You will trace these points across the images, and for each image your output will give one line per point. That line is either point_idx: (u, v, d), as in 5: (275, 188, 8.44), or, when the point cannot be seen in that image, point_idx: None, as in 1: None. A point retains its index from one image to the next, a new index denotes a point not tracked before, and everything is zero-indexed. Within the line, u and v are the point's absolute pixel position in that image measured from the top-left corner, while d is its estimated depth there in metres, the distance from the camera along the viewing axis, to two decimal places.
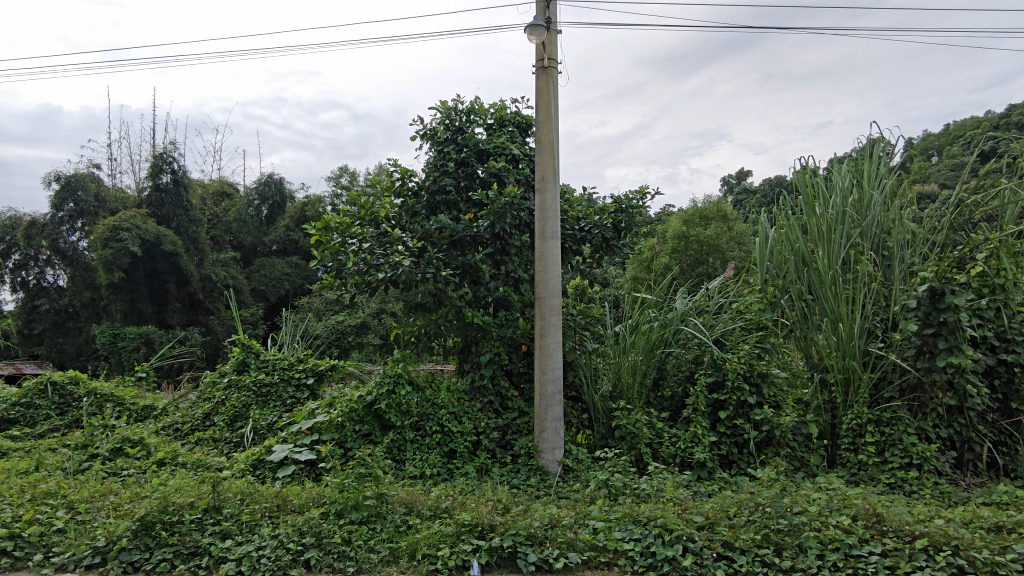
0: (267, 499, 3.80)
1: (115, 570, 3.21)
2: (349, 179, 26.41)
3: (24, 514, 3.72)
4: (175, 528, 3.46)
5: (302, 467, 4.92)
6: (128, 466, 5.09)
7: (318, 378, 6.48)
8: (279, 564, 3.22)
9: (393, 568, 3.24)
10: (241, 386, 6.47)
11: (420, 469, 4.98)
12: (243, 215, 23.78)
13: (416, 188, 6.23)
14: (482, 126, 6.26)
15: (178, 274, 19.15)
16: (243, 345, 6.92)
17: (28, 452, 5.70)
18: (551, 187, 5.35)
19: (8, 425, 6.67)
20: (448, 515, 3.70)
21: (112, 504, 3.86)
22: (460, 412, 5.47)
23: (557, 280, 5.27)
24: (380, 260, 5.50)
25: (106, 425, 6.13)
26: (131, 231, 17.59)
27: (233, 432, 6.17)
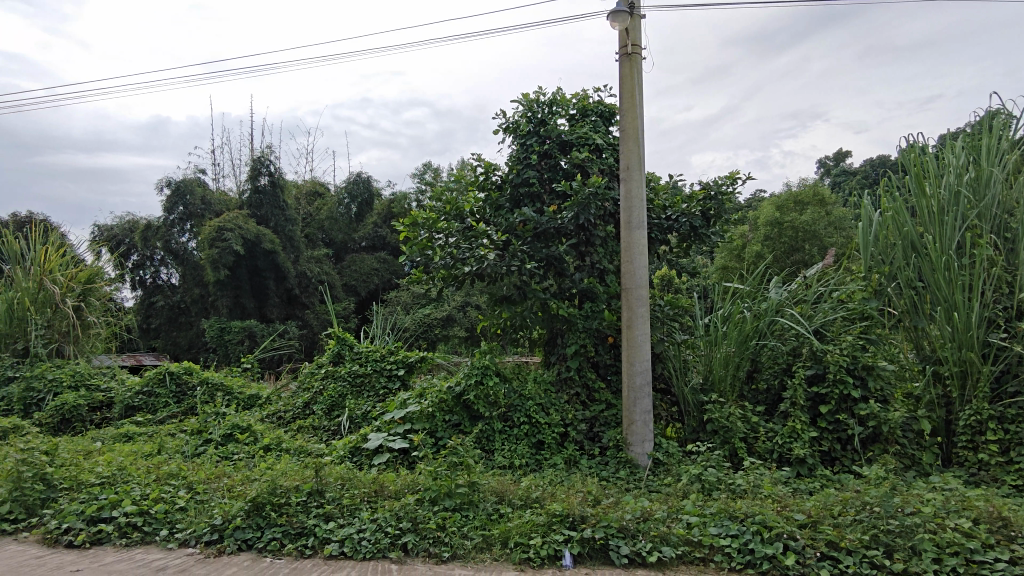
0: (365, 485, 3.98)
1: (231, 547, 3.44)
2: (434, 174, 27.02)
3: (151, 492, 4.06)
4: (283, 509, 3.67)
5: (396, 455, 5.09)
6: (239, 452, 5.45)
7: (408, 369, 6.69)
8: (378, 546, 3.36)
9: (487, 555, 3.31)
10: (338, 376, 6.78)
11: (509, 460, 5.05)
12: (335, 214, 24.83)
13: (500, 182, 6.29)
14: (564, 117, 6.24)
15: (277, 271, 20.26)
16: (338, 338, 7.24)
17: (151, 437, 6.21)
18: (636, 176, 5.25)
19: (133, 411, 7.30)
20: (539, 505, 3.75)
21: (227, 486, 4.16)
22: (547, 404, 5.51)
23: (644, 270, 5.17)
24: (466, 254, 5.63)
25: (218, 412, 6.58)
26: (234, 231, 18.75)
27: (330, 420, 6.47)
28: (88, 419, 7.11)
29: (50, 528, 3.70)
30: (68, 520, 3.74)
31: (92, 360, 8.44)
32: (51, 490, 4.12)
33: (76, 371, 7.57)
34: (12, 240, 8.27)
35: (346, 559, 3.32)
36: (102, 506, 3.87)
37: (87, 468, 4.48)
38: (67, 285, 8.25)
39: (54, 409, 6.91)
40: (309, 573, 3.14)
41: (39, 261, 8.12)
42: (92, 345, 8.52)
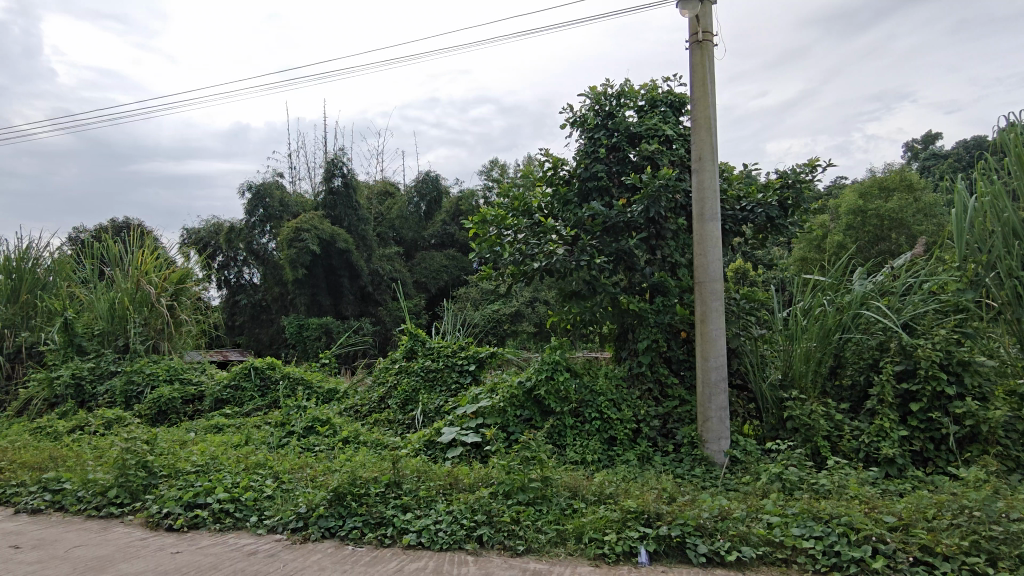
0: (440, 478, 4.07)
1: (316, 534, 3.60)
2: (501, 171, 27.16)
3: (241, 481, 4.29)
4: (363, 499, 3.80)
5: (469, 449, 5.17)
6: (320, 443, 5.68)
7: (479, 364, 6.78)
8: (454, 538, 3.43)
9: (561, 550, 3.32)
10: (411, 371, 6.96)
11: (581, 456, 5.04)
12: (405, 212, 25.39)
13: (568, 176, 6.26)
14: (633, 109, 6.15)
15: (352, 269, 20.91)
16: (410, 333, 7.42)
17: (238, 429, 6.55)
18: (709, 166, 5.11)
19: (222, 404, 7.72)
20: (613, 501, 3.74)
21: (310, 476, 4.35)
22: (619, 399, 5.47)
23: (718, 263, 5.04)
24: (535, 250, 5.65)
25: (299, 405, 6.87)
26: (311, 232, 19.49)
27: (404, 414, 6.64)
28: (182, 411, 7.56)
29: (152, 512, 3.97)
30: (168, 505, 4.01)
31: (184, 355, 8.97)
32: (152, 477, 4.41)
33: (170, 365, 8.06)
34: (112, 244, 8.93)
35: (424, 549, 3.41)
36: (198, 493, 4.12)
37: (183, 457, 4.78)
38: (161, 286, 8.81)
39: (152, 402, 7.40)
40: (389, 561, 3.24)
41: (136, 263, 8.73)
42: (185, 341, 9.05)
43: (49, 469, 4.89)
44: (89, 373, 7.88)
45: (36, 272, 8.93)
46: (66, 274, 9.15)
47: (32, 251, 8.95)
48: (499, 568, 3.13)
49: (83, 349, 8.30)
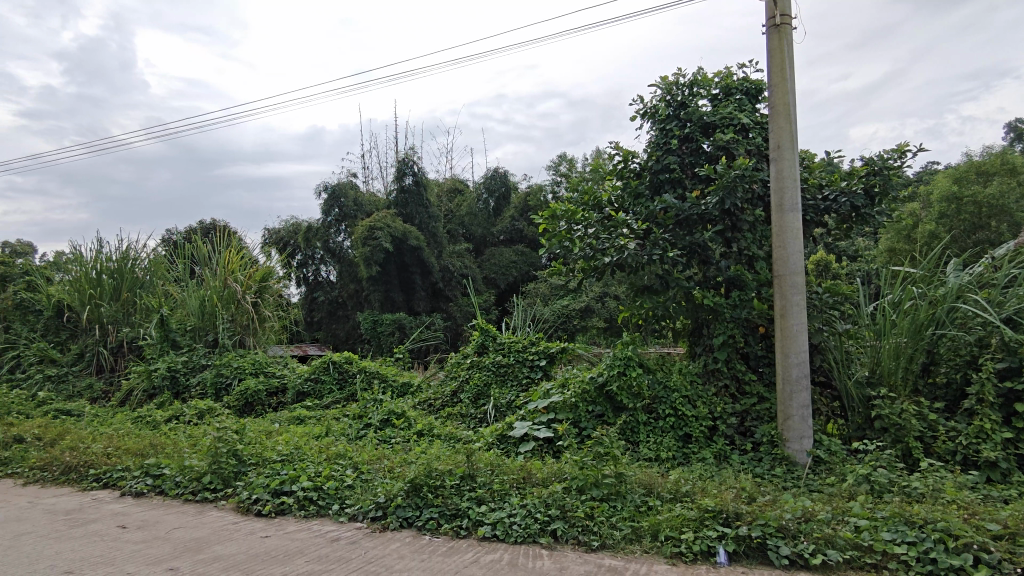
0: (513, 471, 4.11)
1: (394, 523, 3.70)
2: (569, 165, 27.03)
3: (323, 470, 4.47)
4: (439, 491, 3.88)
5: (541, 444, 5.18)
6: (396, 436, 5.84)
7: (550, 360, 6.80)
8: (529, 531, 3.45)
9: (636, 547, 3.28)
10: (482, 366, 7.04)
11: (655, 453, 4.97)
12: (473, 209, 25.71)
13: (639, 169, 6.16)
14: (706, 98, 5.99)
15: (423, 266, 21.35)
16: (481, 329, 7.51)
17: (319, 420, 6.82)
18: (788, 155, 4.92)
19: (303, 396, 8.04)
20: (689, 499, 3.68)
21: (388, 467, 4.49)
22: (694, 396, 5.36)
23: (799, 255, 4.84)
24: (606, 244, 5.60)
25: (376, 398, 7.09)
26: (384, 230, 20.02)
27: (477, 408, 6.71)
28: (267, 403, 7.94)
29: (242, 498, 4.20)
30: (256, 491, 4.23)
31: (268, 349, 9.42)
32: (242, 465, 4.67)
33: (256, 359, 8.48)
34: (201, 244, 9.49)
35: (499, 541, 3.45)
36: (284, 481, 4.33)
37: (269, 446, 5.03)
38: (246, 283, 9.27)
39: (240, 394, 7.81)
40: (465, 552, 3.30)
41: (223, 263, 9.22)
42: (269, 336, 9.50)
43: (150, 455, 5.25)
44: (183, 366, 8.39)
45: (135, 272, 9.58)
46: (161, 273, 9.77)
47: (131, 252, 9.60)
48: (573, 563, 3.13)
49: (177, 343, 8.84)
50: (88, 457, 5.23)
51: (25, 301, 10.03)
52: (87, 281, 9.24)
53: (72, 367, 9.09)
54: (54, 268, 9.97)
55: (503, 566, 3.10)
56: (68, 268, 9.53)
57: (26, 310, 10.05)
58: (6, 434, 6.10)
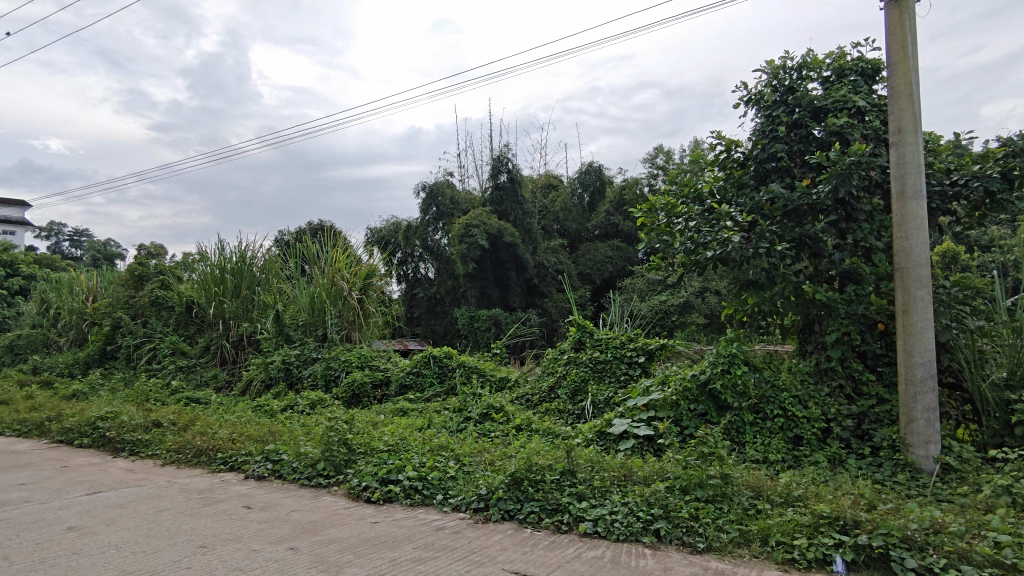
0: (614, 468, 4.09)
1: (496, 515, 3.77)
2: (666, 157, 26.37)
3: (427, 461, 4.63)
4: (540, 485, 3.92)
5: (641, 442, 5.09)
6: (495, 430, 5.94)
7: (649, 357, 6.70)
8: (631, 529, 3.42)
9: (745, 551, 3.16)
10: (580, 362, 7.02)
11: (763, 454, 4.77)
12: (568, 204, 25.67)
13: (743, 158, 5.92)
14: (817, 81, 5.67)
15: (518, 262, 21.55)
16: (578, 325, 7.49)
17: (421, 413, 7.05)
18: (911, 139, 4.56)
19: (406, 389, 8.35)
20: (802, 504, 3.51)
21: (489, 460, 4.60)
22: (805, 396, 5.11)
23: (924, 246, 4.49)
24: (708, 238, 5.41)
25: (475, 393, 7.23)
26: (480, 227, 20.40)
27: (574, 404, 6.66)
28: (372, 395, 8.30)
29: (353, 484, 4.43)
30: (366, 479, 4.44)
31: (372, 344, 9.73)
32: (352, 453, 4.93)
33: (362, 353, 8.88)
34: (311, 244, 10.12)
35: (600, 538, 3.43)
36: (391, 470, 4.52)
37: (376, 436, 5.27)
38: (352, 280, 9.76)
39: (347, 386, 8.22)
40: (567, 547, 3.31)
41: (331, 261, 9.81)
42: (372, 331, 9.83)
43: (269, 441, 5.63)
44: (296, 359, 8.92)
45: (253, 270, 10.30)
46: (275, 271, 10.42)
47: (249, 252, 10.33)
48: (678, 564, 3.07)
49: (291, 337, 9.42)
50: (216, 442, 5.69)
51: (159, 298, 11.03)
52: (212, 279, 10.08)
53: (200, 359, 9.90)
54: (184, 267, 10.92)
55: (606, 563, 3.08)
56: (196, 268, 10.42)
57: (160, 307, 11.04)
58: (146, 418, 6.74)
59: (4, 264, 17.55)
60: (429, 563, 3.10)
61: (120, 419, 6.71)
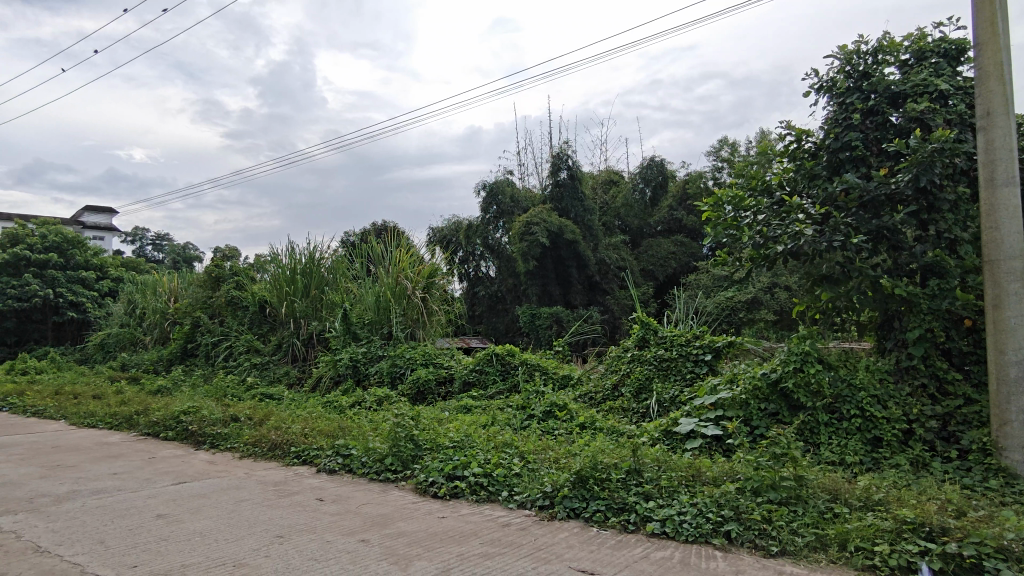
0: (681, 468, 4.03)
1: (562, 513, 3.77)
2: (731, 149, 25.67)
3: (492, 458, 4.67)
4: (605, 484, 3.90)
5: (709, 442, 4.97)
6: (558, 428, 5.93)
7: (716, 355, 6.56)
8: (701, 531, 3.35)
9: (822, 556, 3.05)
10: (644, 360, 6.92)
11: (839, 455, 4.58)
12: (630, 199, 25.35)
13: (815, 148, 5.70)
14: (894, 65, 5.40)
15: (579, 260, 21.45)
16: (642, 322, 7.40)
17: (485, 410, 7.13)
18: (1001, 123, 4.28)
19: (470, 386, 8.43)
20: (883, 509, 3.36)
21: (553, 458, 4.60)
22: (884, 396, 4.88)
23: (1016, 236, 4.20)
24: (779, 232, 5.23)
25: (538, 390, 7.24)
26: (540, 225, 20.42)
27: (639, 402, 6.57)
28: (437, 392, 8.44)
29: (421, 479, 4.52)
30: (432, 474, 4.52)
31: (436, 341, 9.88)
32: (419, 449, 5.03)
33: (426, 351, 9.04)
34: (376, 244, 10.39)
35: (669, 538, 3.38)
36: (456, 466, 4.58)
37: (442, 433, 5.36)
38: (416, 279, 9.97)
39: (412, 383, 8.38)
40: (634, 547, 3.28)
41: (395, 261, 10.05)
42: (436, 329, 9.99)
43: (339, 436, 5.81)
44: (363, 356, 9.15)
45: (321, 271, 10.64)
46: (342, 271, 10.67)
47: (317, 253, 10.68)
48: (751, 567, 2.99)
49: (358, 336, 9.66)
50: (290, 437, 5.92)
51: (235, 298, 11.54)
52: (285, 280, 10.53)
53: (273, 356, 10.30)
54: (257, 269, 11.41)
55: (675, 564, 3.03)
56: (268, 269, 10.87)
57: (236, 306, 11.56)
58: (225, 413, 7.08)
59: (94, 267, 18.76)
60: (496, 559, 3.13)
61: (202, 413, 7.07)
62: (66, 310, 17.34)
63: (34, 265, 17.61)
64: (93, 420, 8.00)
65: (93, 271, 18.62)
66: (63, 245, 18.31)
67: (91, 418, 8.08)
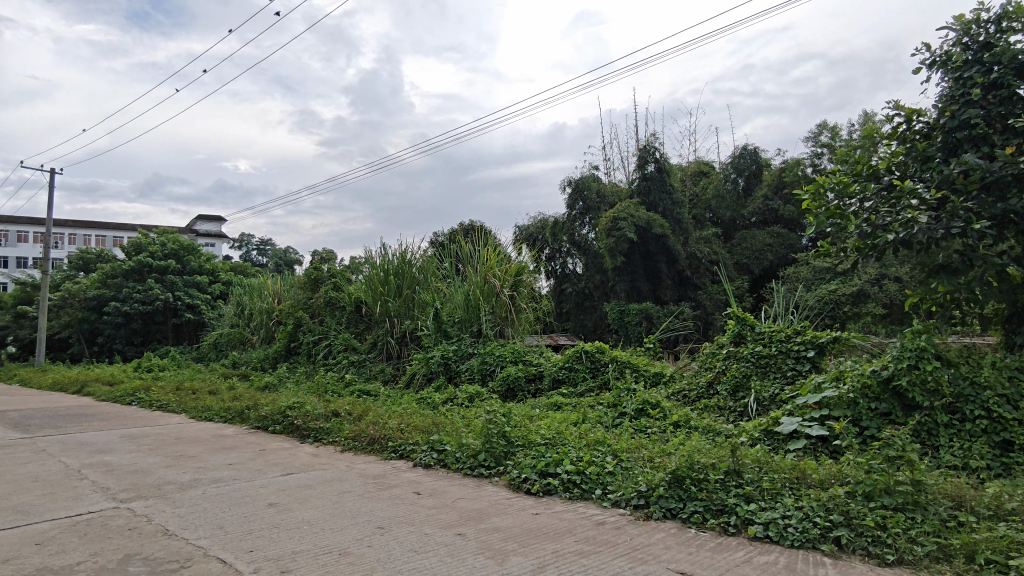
0: (785, 470, 3.86)
1: (658, 513, 3.70)
2: (832, 134, 24.26)
3: (584, 455, 4.65)
4: (703, 485, 3.79)
5: (814, 442, 4.72)
6: (652, 426, 5.81)
7: (819, 351, 6.22)
8: (807, 536, 3.20)
9: (946, 567, 2.83)
10: (741, 357, 6.67)
11: (962, 459, 4.24)
12: (721, 190, 24.51)
13: (928, 129, 5.29)
14: (1021, 32, 4.93)
15: (669, 254, 20.95)
16: (738, 317, 7.14)
17: (575, 407, 7.11)
18: None
19: (559, 383, 8.41)
20: (1017, 519, 3.08)
21: (648, 456, 4.53)
22: (1014, 396, 4.50)
23: None
24: (888, 219, 4.89)
25: (629, 388, 7.14)
26: (627, 220, 20.11)
27: (736, 401, 6.33)
28: (526, 389, 8.48)
29: (514, 476, 4.57)
30: (525, 471, 4.56)
31: (524, 339, 9.94)
32: (511, 445, 5.09)
33: (515, 348, 9.12)
34: (464, 244, 10.60)
35: (772, 543, 3.24)
36: (549, 463, 4.60)
37: (534, 429, 5.41)
38: (503, 278, 10.07)
39: (502, 379, 8.46)
40: (735, 550, 3.17)
41: (483, 260, 10.20)
42: (524, 327, 10.05)
43: (433, 432, 5.96)
44: (453, 354, 9.33)
45: (412, 271, 10.96)
46: (432, 270, 10.91)
47: (408, 254, 11.02)
48: None
49: (448, 334, 9.84)
50: (387, 432, 6.13)
51: (333, 298, 12.11)
52: (378, 280, 10.95)
53: (369, 354, 10.71)
54: (353, 271, 11.93)
55: (780, 569, 2.91)
56: (364, 270, 11.33)
57: (334, 307, 12.13)
58: (327, 408, 7.44)
59: (208, 272, 20.18)
60: (591, 557, 3.12)
61: (305, 408, 7.47)
62: (184, 311, 18.74)
63: (156, 271, 19.19)
64: (210, 413, 8.63)
65: (207, 275, 20.04)
66: (180, 251, 19.85)
67: (208, 412, 8.72)
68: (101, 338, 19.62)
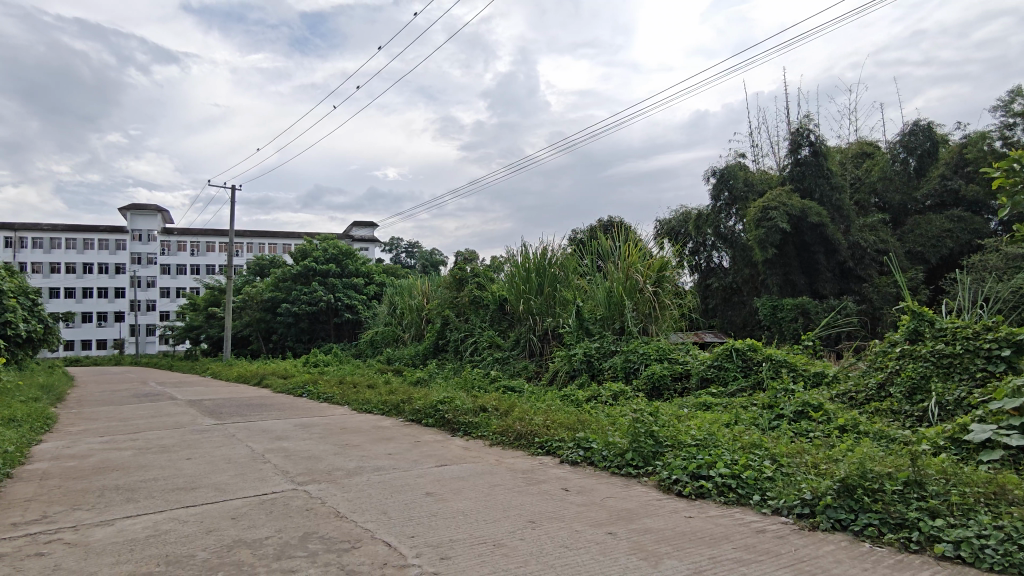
0: (979, 484, 3.44)
1: (825, 523, 3.44)
2: None
3: (740, 459, 4.44)
4: (878, 496, 3.48)
5: (1014, 454, 4.14)
6: (814, 429, 5.43)
7: (1017, 350, 5.44)
8: (1010, 560, 2.81)
9: None
10: (918, 357, 6.05)
11: None
12: (887, 172, 22.30)
13: None
14: None
15: (827, 244, 19.39)
16: (914, 312, 6.50)
17: (726, 408, 6.81)
18: None
19: (708, 382, 8.10)
20: None
21: (811, 462, 4.22)
22: None
23: None
24: None
25: (787, 388, 6.74)
26: (779, 209, 18.87)
27: (912, 405, 5.72)
28: (673, 387, 8.22)
29: (664, 477, 4.47)
30: (676, 473, 4.44)
31: (668, 337, 9.68)
32: (660, 445, 4.99)
33: (659, 347, 8.90)
34: (605, 239, 10.53)
35: (966, 564, 2.90)
36: (701, 465, 4.45)
37: (683, 430, 5.25)
38: (646, 273, 9.87)
39: (647, 377, 8.30)
40: (919, 570, 2.87)
41: (624, 256, 10.07)
42: (668, 324, 9.78)
43: (579, 429, 5.99)
44: (596, 352, 9.29)
45: (553, 269, 11.05)
46: (572, 268, 10.91)
47: (549, 251, 11.13)
48: None
49: (590, 331, 9.82)
50: (533, 428, 6.26)
51: (478, 297, 12.60)
52: (520, 278, 11.18)
53: (513, 351, 10.99)
54: (496, 270, 12.32)
55: None
56: (506, 269, 11.61)
57: (479, 305, 12.60)
58: (475, 404, 7.74)
59: (363, 274, 21.77)
60: (752, 566, 2.97)
61: (455, 402, 7.83)
62: (344, 311, 20.35)
63: (319, 275, 21.05)
64: (369, 406, 9.29)
65: (363, 277, 21.61)
66: (339, 256, 21.60)
67: (368, 404, 9.41)
68: (276, 336, 21.91)
